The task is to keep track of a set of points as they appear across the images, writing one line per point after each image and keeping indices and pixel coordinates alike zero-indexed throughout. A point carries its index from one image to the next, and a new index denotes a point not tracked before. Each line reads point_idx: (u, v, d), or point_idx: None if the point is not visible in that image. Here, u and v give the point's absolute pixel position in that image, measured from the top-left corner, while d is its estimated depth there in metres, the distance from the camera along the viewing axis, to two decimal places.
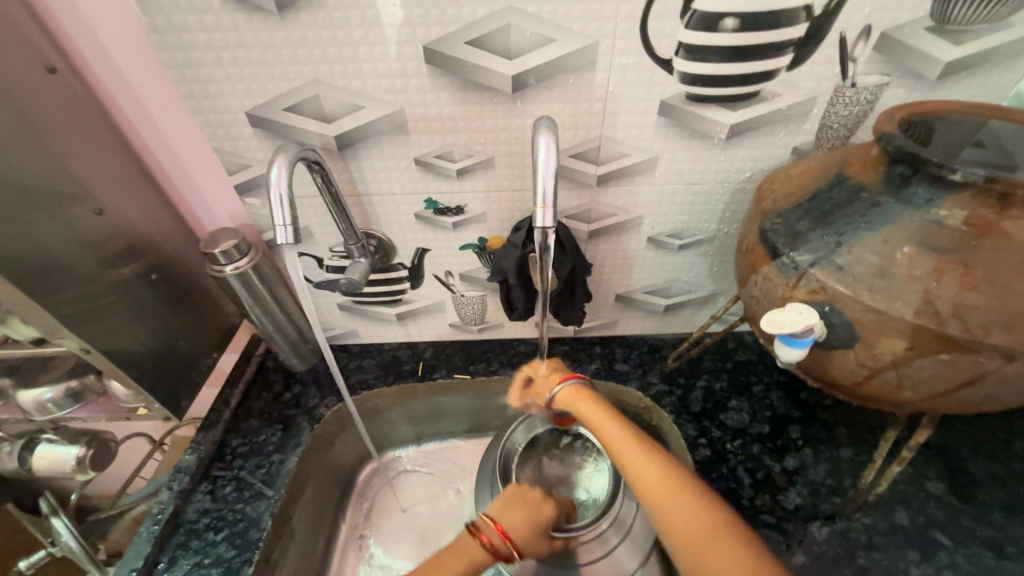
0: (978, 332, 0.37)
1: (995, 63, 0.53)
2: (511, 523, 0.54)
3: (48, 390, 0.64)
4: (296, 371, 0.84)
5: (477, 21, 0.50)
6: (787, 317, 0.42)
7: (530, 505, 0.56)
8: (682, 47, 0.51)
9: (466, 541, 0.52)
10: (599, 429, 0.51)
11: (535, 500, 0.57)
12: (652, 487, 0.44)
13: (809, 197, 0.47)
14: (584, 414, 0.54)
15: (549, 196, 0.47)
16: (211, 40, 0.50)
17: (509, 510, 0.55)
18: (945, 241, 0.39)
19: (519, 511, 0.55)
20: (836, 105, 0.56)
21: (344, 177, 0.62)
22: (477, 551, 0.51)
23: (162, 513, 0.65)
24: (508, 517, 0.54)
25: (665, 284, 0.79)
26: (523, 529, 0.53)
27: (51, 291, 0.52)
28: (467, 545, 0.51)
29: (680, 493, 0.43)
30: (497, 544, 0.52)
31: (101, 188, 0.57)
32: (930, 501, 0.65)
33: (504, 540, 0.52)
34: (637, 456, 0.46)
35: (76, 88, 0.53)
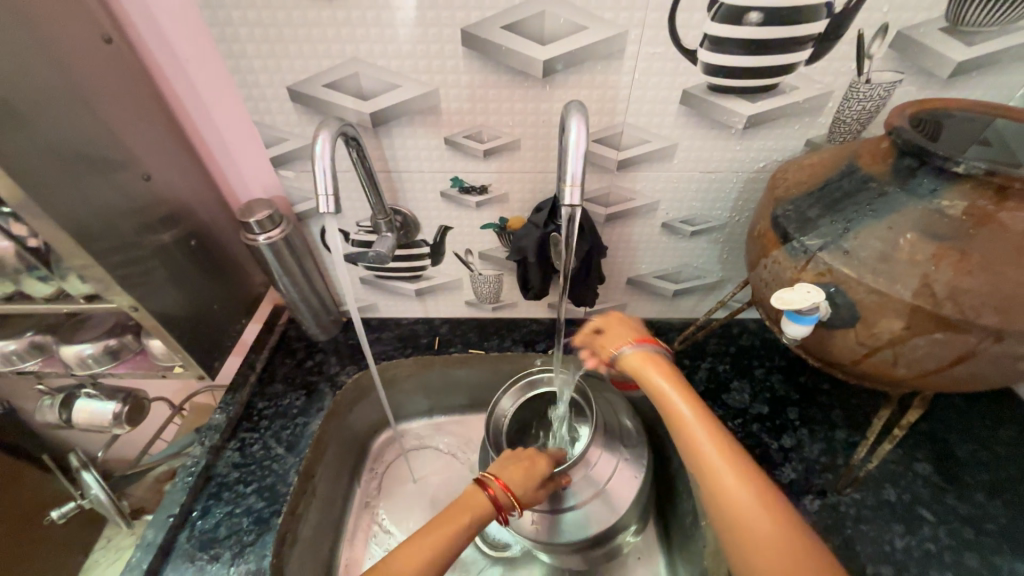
0: (971, 313, 0.40)
1: (1005, 65, 0.56)
2: (511, 477, 0.57)
3: (88, 346, 0.67)
4: (317, 341, 0.88)
5: (514, 7, 0.52)
6: (795, 295, 0.45)
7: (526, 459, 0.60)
8: (707, 39, 0.54)
9: (471, 494, 0.56)
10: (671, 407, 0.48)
11: (528, 455, 0.61)
12: (745, 508, 0.41)
13: (820, 186, 0.51)
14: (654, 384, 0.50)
15: (578, 175, 0.49)
16: (259, 17, 0.53)
17: (506, 466, 0.59)
18: (946, 229, 0.42)
19: (514, 466, 0.59)
20: (850, 100, 0.59)
21: (376, 154, 0.65)
22: (480, 504, 0.55)
23: (195, 466, 0.69)
24: (505, 470, 0.58)
25: (676, 270, 0.82)
26: (522, 483, 0.57)
27: (108, 251, 0.55)
28: (470, 498, 0.56)
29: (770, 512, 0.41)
30: (499, 496, 0.56)
31: (149, 156, 0.60)
32: (917, 480, 0.69)
33: (504, 491, 0.56)
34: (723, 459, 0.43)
35: (128, 58, 0.56)
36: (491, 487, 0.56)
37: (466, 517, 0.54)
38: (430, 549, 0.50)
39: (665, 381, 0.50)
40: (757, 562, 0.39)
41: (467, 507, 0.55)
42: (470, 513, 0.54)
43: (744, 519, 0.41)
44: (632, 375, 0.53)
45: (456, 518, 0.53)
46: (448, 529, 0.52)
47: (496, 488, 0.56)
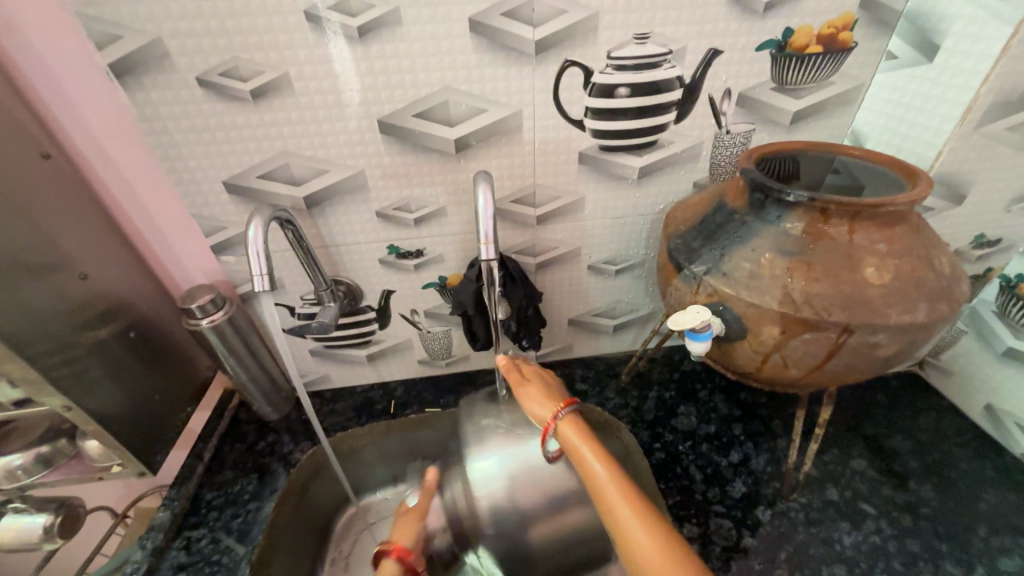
0: (824, 312, 0.46)
1: (831, 112, 0.69)
2: (602, 482, 0.48)
3: (18, 457, 0.64)
4: (270, 420, 0.86)
5: (421, 98, 0.60)
6: (687, 317, 0.51)
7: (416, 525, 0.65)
8: (589, 110, 0.63)
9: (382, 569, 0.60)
10: (582, 458, 0.51)
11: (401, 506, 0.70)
12: (642, 546, 0.43)
13: (699, 221, 0.59)
14: (573, 443, 0.53)
15: (490, 234, 0.55)
16: (193, 124, 0.59)
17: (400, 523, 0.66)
18: (792, 247, 0.50)
19: (404, 528, 0.65)
20: (719, 148, 0.70)
21: (314, 232, 0.70)
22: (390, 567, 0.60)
23: (136, 572, 0.66)
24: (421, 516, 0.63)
25: (610, 306, 0.88)
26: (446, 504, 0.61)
27: (41, 353, 0.56)
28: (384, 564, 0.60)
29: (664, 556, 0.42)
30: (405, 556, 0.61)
31: (87, 256, 0.62)
32: (855, 476, 0.74)
33: (403, 556, 0.61)
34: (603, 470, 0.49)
35: (65, 169, 0.60)
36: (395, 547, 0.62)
37: (634, 519, 0.45)
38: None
39: (580, 441, 0.53)
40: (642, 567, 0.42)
41: (631, 528, 0.44)
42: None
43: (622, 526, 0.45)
44: (570, 450, 0.53)
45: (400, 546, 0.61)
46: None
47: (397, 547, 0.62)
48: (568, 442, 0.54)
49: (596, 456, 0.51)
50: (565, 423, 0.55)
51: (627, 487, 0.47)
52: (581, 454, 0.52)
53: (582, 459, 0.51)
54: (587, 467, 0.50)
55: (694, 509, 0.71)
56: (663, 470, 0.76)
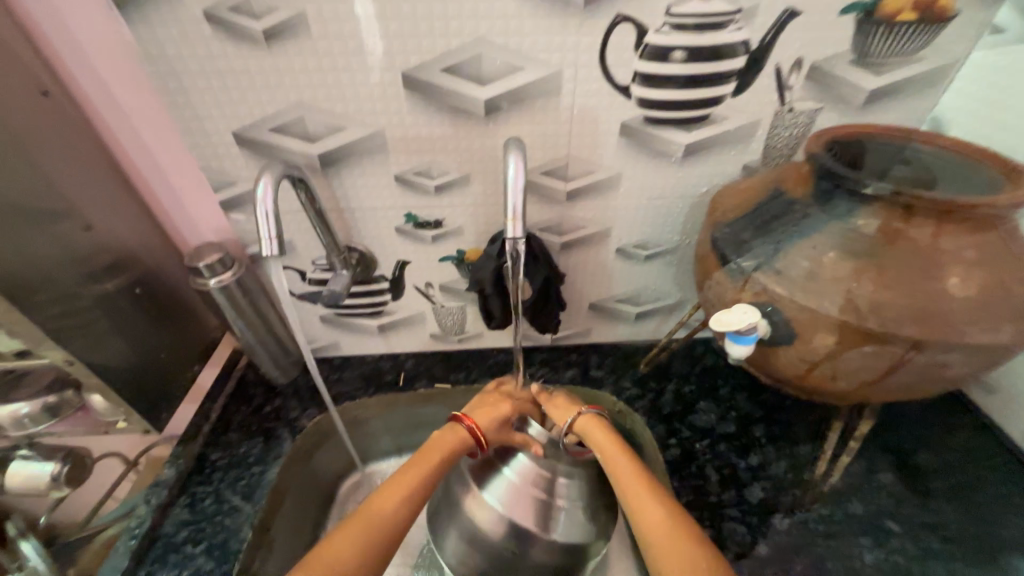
0: (892, 325, 0.41)
1: (912, 93, 0.60)
2: (620, 471, 0.51)
3: (25, 405, 0.63)
4: (277, 384, 0.85)
5: (451, 51, 0.54)
6: (734, 317, 0.46)
7: (494, 403, 0.59)
8: (637, 76, 0.56)
9: (446, 431, 0.54)
10: (609, 458, 0.53)
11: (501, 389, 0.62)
12: (655, 525, 0.45)
13: (752, 209, 0.53)
14: (598, 443, 0.55)
15: (518, 209, 0.50)
16: (201, 67, 0.53)
17: (484, 404, 0.59)
18: (861, 247, 0.44)
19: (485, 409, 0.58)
20: (778, 127, 0.62)
21: (328, 194, 0.65)
22: (449, 441, 0.53)
23: (139, 527, 0.66)
24: (476, 409, 0.57)
25: (635, 293, 0.83)
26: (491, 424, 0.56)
27: (38, 304, 0.53)
28: (453, 429, 0.54)
29: (680, 537, 0.44)
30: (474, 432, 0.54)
31: (90, 206, 0.59)
32: (882, 491, 0.70)
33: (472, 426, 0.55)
34: (625, 465, 0.51)
35: (67, 109, 0.55)
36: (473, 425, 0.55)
37: (651, 503, 0.47)
38: (424, 469, 0.49)
39: (605, 437, 0.55)
40: (654, 547, 0.44)
41: (645, 511, 0.47)
42: (452, 447, 0.53)
43: (643, 513, 0.47)
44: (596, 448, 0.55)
45: (442, 448, 0.52)
46: (422, 469, 0.49)
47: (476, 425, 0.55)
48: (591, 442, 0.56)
49: (616, 449, 0.53)
50: (585, 419, 0.57)
51: (648, 480, 0.50)
52: (607, 452, 0.53)
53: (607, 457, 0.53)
54: (608, 458, 0.53)
55: (706, 510, 0.68)
56: (678, 468, 0.73)
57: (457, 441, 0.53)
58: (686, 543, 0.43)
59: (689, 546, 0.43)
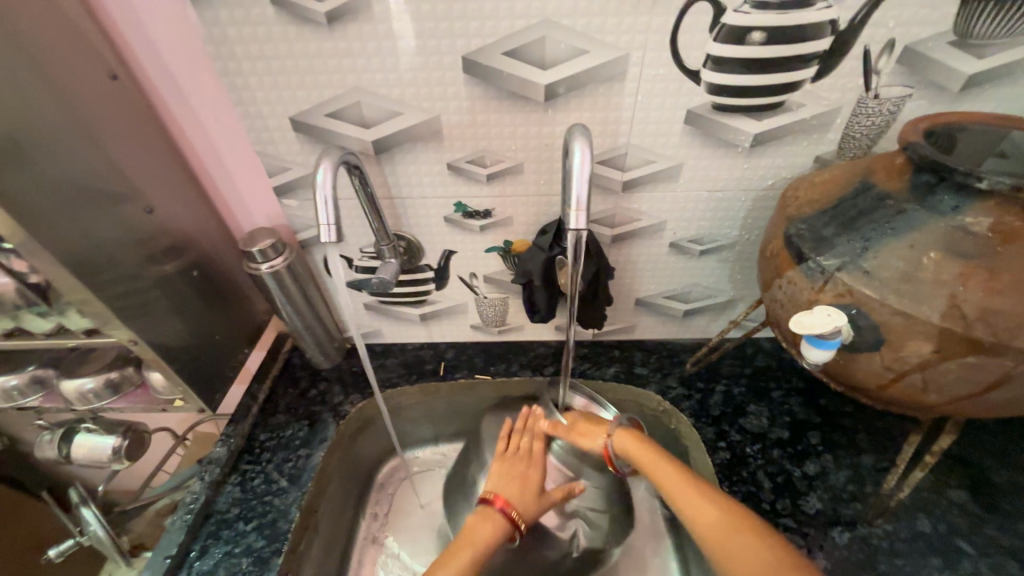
0: (1004, 336, 0.39)
1: (1017, 78, 0.55)
2: (659, 472, 0.56)
3: (90, 381, 0.66)
4: (321, 368, 0.86)
5: (514, 34, 0.52)
6: (816, 318, 0.44)
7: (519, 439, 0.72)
8: (709, 60, 0.53)
9: (482, 518, 0.62)
10: (650, 465, 0.58)
11: (523, 429, 0.73)
12: (713, 522, 0.49)
13: (833, 204, 0.50)
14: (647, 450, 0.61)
15: (583, 200, 0.48)
16: (262, 50, 0.53)
17: (513, 466, 0.68)
18: (971, 247, 0.41)
19: (513, 483, 0.66)
20: (859, 115, 0.58)
21: (379, 181, 0.65)
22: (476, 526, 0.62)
23: (195, 502, 0.68)
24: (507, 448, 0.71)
25: (685, 289, 0.80)
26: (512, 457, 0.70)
27: (104, 283, 0.55)
28: (487, 517, 0.62)
29: (748, 532, 0.47)
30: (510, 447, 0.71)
31: (153, 189, 0.60)
32: (952, 509, 0.65)
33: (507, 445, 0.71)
34: (665, 467, 0.56)
35: (132, 93, 0.56)
36: (504, 505, 0.63)
37: (693, 497, 0.52)
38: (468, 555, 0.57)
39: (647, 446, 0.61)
40: (716, 544, 0.48)
41: (691, 507, 0.51)
42: (492, 533, 0.61)
43: (698, 513, 0.50)
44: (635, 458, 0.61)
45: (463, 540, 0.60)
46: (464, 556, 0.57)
47: (509, 502, 0.64)
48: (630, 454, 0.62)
49: (653, 453, 0.59)
50: (620, 432, 0.64)
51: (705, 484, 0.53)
52: (647, 459, 0.59)
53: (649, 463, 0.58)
54: (644, 464, 0.59)
55: (760, 519, 0.65)
56: (728, 473, 0.70)
57: (495, 528, 0.61)
58: (744, 535, 0.47)
59: (750, 537, 0.46)
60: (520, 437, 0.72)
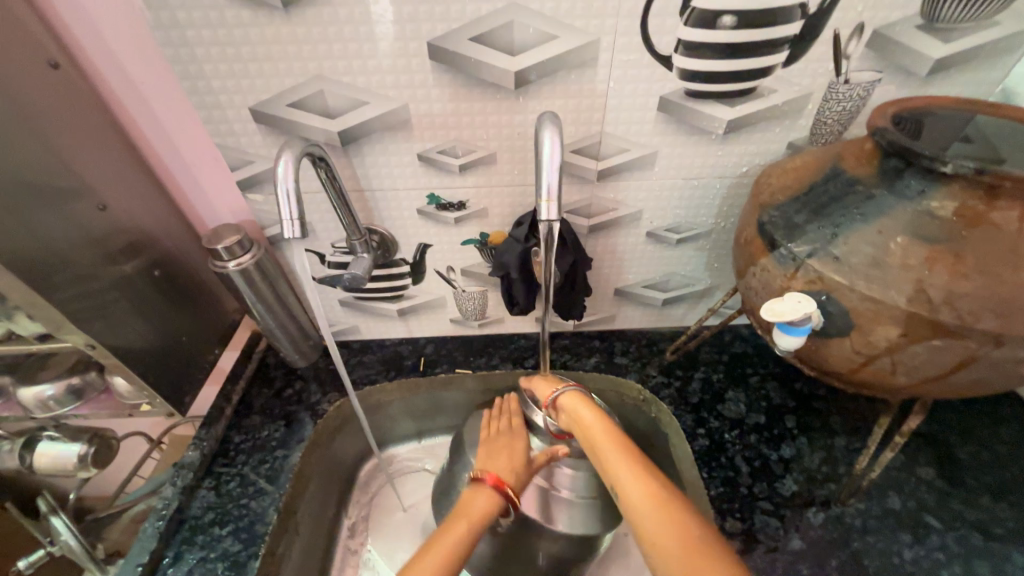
0: (968, 318, 0.39)
1: (981, 61, 0.55)
2: (599, 438, 0.56)
3: (50, 387, 0.63)
4: (297, 367, 0.84)
5: (481, 18, 0.50)
6: (787, 306, 0.44)
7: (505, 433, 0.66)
8: (681, 44, 0.52)
9: (475, 494, 0.57)
10: (591, 431, 0.58)
11: (500, 416, 0.70)
12: (635, 491, 0.49)
13: (805, 190, 0.50)
14: (581, 417, 0.60)
15: (554, 189, 0.47)
16: (215, 36, 0.50)
17: (493, 446, 0.64)
18: (937, 232, 0.41)
19: (500, 458, 0.61)
20: (830, 101, 0.57)
21: (348, 173, 0.63)
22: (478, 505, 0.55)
23: (167, 509, 0.66)
24: (490, 440, 0.65)
25: (663, 278, 0.80)
26: (494, 447, 0.64)
27: (55, 286, 0.52)
28: (482, 493, 0.57)
29: (662, 510, 0.46)
30: (496, 431, 0.67)
31: (106, 184, 0.57)
32: (921, 486, 0.67)
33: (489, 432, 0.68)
34: (605, 440, 0.55)
35: (77, 83, 0.53)
36: (496, 480, 0.58)
37: (626, 469, 0.51)
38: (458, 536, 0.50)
39: (588, 413, 0.60)
40: (641, 520, 0.46)
41: (624, 479, 0.50)
42: (489, 504, 0.56)
43: (626, 492, 0.49)
44: (574, 418, 0.61)
45: (474, 513, 0.54)
46: (465, 525, 0.52)
47: (501, 479, 0.58)
48: (571, 416, 0.62)
49: (595, 419, 0.58)
50: (568, 397, 0.63)
51: (631, 454, 0.53)
52: (589, 428, 0.58)
53: (586, 428, 0.59)
54: (588, 431, 0.58)
55: (738, 503, 0.66)
56: (707, 458, 0.71)
57: (492, 501, 0.56)
58: (667, 509, 0.46)
59: (674, 511, 0.46)
60: (500, 421, 0.69)
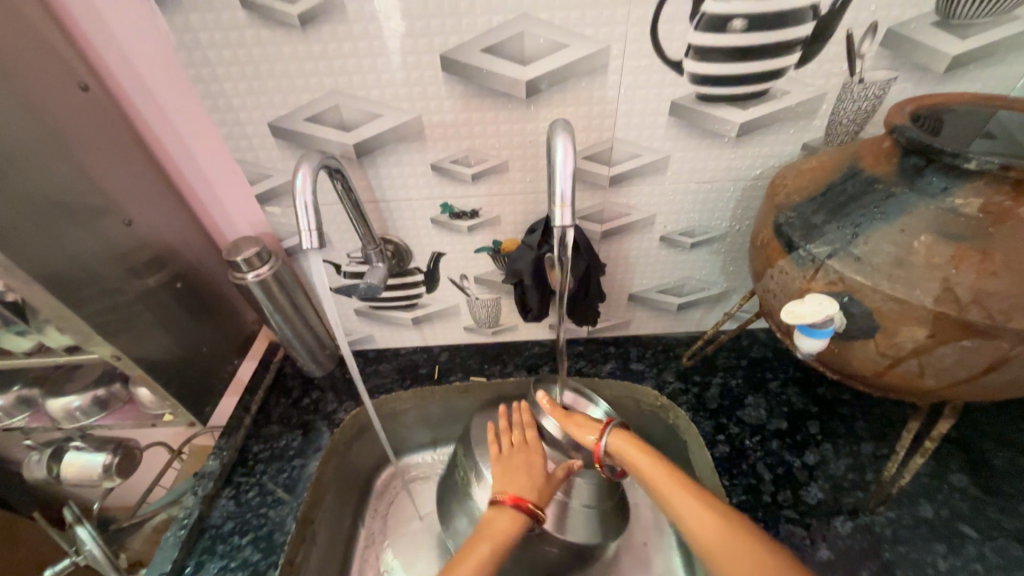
0: (999, 317, 0.38)
1: (1001, 56, 0.54)
2: (654, 475, 0.52)
3: (76, 399, 0.65)
4: (314, 376, 0.85)
5: (492, 30, 0.51)
6: (807, 308, 0.43)
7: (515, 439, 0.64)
8: (691, 49, 0.52)
9: (498, 514, 0.55)
10: (642, 469, 0.53)
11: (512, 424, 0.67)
12: (703, 526, 0.46)
13: (822, 191, 0.49)
14: (631, 457, 0.55)
15: (567, 196, 0.47)
16: (235, 55, 0.52)
17: (507, 460, 0.62)
18: (962, 230, 0.40)
19: (517, 475, 0.59)
20: (845, 100, 0.57)
21: (363, 184, 0.64)
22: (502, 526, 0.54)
23: (188, 518, 0.67)
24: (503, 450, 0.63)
25: (678, 283, 0.79)
26: (507, 461, 0.61)
27: (83, 299, 0.54)
28: (505, 513, 0.55)
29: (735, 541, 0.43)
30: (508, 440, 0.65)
31: (131, 200, 0.59)
32: (954, 493, 0.65)
33: (499, 439, 0.66)
34: (660, 472, 0.52)
35: (105, 103, 0.55)
36: (515, 499, 0.56)
37: (685, 500, 0.48)
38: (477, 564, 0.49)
39: (635, 450, 0.56)
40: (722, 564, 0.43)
41: (686, 513, 0.47)
42: (513, 525, 0.54)
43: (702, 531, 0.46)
44: (622, 456, 0.57)
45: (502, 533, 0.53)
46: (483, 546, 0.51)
47: (519, 497, 0.56)
48: (620, 457, 0.57)
49: (618, 437, 0.58)
50: (617, 436, 0.58)
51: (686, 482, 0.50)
52: (637, 462, 0.54)
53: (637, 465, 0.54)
54: (637, 466, 0.54)
55: (762, 511, 0.64)
56: (728, 465, 0.69)
57: (514, 523, 0.54)
58: (738, 538, 0.44)
59: (739, 538, 0.44)
60: (511, 431, 0.66)
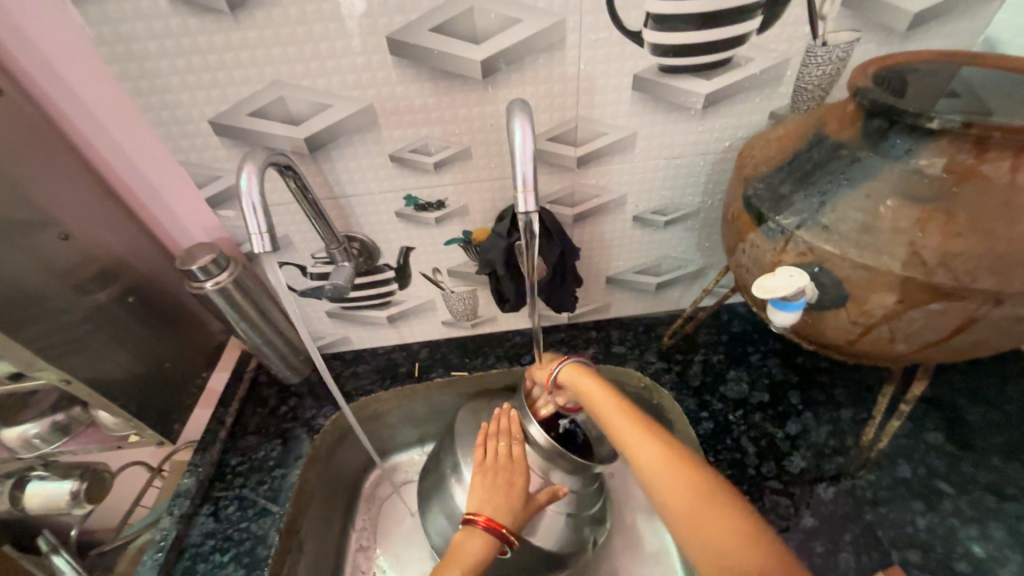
0: (966, 278, 0.38)
1: (961, 11, 0.53)
2: (606, 408, 0.51)
3: (33, 426, 0.62)
4: (290, 384, 0.82)
5: (440, 7, 0.48)
6: (777, 282, 0.42)
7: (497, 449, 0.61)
8: (650, 18, 0.50)
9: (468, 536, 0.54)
10: (597, 404, 0.52)
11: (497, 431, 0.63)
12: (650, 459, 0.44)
13: (789, 159, 0.48)
14: (586, 387, 0.55)
15: (529, 179, 0.45)
16: (164, 47, 0.48)
17: (487, 475, 0.58)
18: (926, 191, 0.40)
19: (496, 493, 0.57)
20: (809, 66, 0.56)
21: (320, 180, 0.60)
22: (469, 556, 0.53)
23: (165, 540, 0.64)
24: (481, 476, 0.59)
25: (654, 262, 0.78)
26: (484, 485, 0.58)
27: (23, 323, 0.50)
28: (473, 535, 0.54)
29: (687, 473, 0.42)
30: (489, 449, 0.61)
31: (69, 212, 0.55)
32: (930, 452, 0.66)
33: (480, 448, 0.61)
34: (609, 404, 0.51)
35: (26, 108, 0.51)
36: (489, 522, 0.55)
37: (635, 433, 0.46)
38: None
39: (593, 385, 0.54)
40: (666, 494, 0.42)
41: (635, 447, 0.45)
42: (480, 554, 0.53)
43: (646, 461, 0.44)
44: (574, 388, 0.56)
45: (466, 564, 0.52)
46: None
47: (492, 520, 0.55)
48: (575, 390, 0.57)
49: (597, 389, 0.53)
50: (569, 368, 0.57)
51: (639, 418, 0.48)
52: (595, 398, 0.53)
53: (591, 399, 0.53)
54: (593, 401, 0.53)
55: (746, 484, 0.65)
56: (712, 442, 0.69)
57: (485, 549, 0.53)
58: (690, 473, 0.42)
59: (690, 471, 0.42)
60: (497, 438, 0.62)
